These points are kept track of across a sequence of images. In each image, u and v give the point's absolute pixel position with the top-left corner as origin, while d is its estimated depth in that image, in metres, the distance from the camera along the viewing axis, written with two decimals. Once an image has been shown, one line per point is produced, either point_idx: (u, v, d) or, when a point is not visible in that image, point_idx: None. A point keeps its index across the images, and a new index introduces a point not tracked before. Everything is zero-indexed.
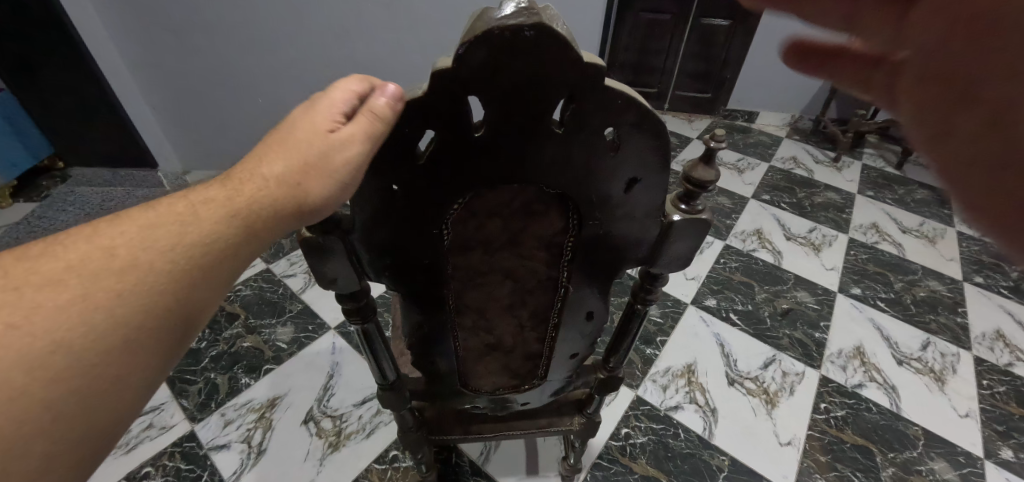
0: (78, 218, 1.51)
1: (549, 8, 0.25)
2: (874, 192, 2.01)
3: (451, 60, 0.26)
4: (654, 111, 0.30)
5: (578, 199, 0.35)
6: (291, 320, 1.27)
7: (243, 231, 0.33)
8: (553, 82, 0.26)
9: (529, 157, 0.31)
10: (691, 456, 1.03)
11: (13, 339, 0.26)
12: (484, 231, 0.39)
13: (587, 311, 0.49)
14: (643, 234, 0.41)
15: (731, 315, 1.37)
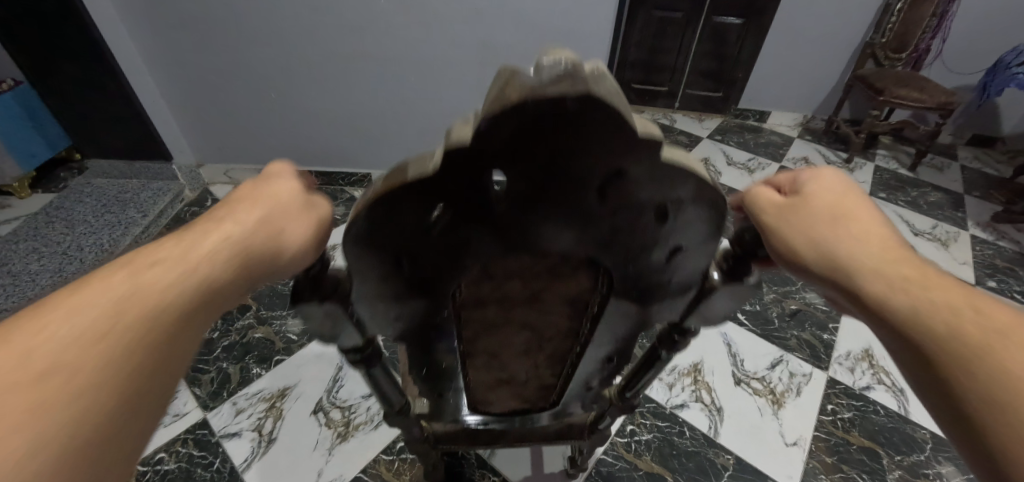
0: (95, 209, 1.54)
1: (596, 64, 0.22)
2: (887, 194, 2.03)
3: (472, 132, 0.23)
4: (704, 180, 0.28)
5: (614, 266, 0.36)
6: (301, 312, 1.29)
7: (208, 292, 0.30)
8: (594, 158, 0.25)
9: (563, 220, 0.30)
10: (696, 454, 1.03)
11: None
12: (503, 289, 0.43)
13: (605, 358, 0.54)
14: (683, 298, 0.42)
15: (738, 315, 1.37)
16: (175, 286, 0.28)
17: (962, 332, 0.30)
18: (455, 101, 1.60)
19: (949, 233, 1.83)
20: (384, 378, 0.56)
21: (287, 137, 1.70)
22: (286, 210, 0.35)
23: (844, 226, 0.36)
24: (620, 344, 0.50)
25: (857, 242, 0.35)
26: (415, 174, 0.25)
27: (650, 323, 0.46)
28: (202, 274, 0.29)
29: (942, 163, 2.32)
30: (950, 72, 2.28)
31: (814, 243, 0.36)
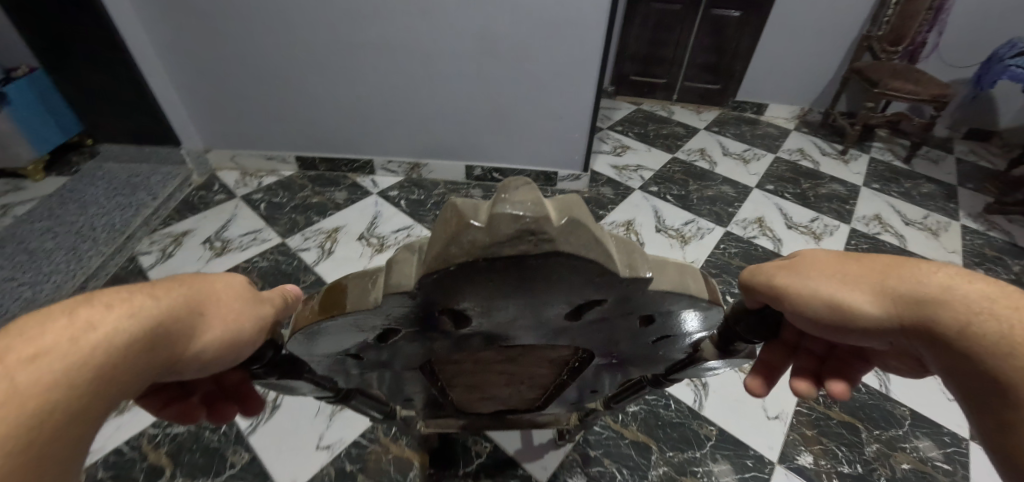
0: (108, 192, 1.59)
1: (573, 197, 0.26)
2: (881, 185, 2.06)
3: (415, 281, 0.28)
4: (682, 294, 0.32)
5: (597, 350, 0.41)
6: (305, 290, 1.34)
7: (102, 383, 0.27)
8: (561, 290, 0.28)
9: (542, 326, 0.34)
10: (681, 424, 1.08)
11: None
12: (486, 354, 0.47)
13: (591, 390, 0.60)
14: (666, 359, 0.47)
15: (728, 297, 1.41)
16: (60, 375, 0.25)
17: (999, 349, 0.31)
18: (455, 92, 1.65)
19: (941, 223, 1.86)
20: (364, 400, 0.64)
21: (292, 125, 1.75)
22: (219, 298, 0.36)
23: (869, 273, 0.37)
24: (594, 383, 0.55)
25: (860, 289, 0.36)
26: (374, 304, 0.30)
27: (630, 373, 0.50)
28: (92, 360, 0.26)
29: (938, 156, 2.34)
30: (947, 66, 2.30)
31: (842, 306, 0.36)
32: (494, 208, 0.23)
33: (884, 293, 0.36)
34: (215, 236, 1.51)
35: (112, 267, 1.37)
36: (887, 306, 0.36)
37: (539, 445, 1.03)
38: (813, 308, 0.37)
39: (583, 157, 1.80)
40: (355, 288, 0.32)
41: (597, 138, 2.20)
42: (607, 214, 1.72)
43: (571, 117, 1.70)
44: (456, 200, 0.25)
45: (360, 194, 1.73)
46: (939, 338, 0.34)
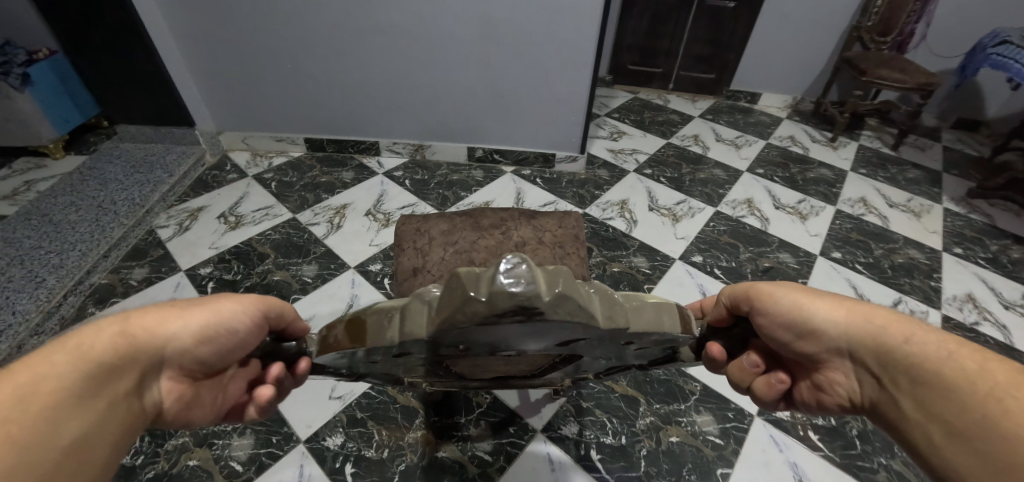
0: (126, 170, 1.66)
1: (557, 269, 0.35)
2: (868, 171, 2.13)
3: (428, 330, 0.37)
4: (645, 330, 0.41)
5: (585, 353, 0.48)
6: (315, 260, 1.41)
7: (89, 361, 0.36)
8: (549, 330, 0.37)
9: (540, 345, 0.43)
10: (667, 380, 1.16)
11: None
12: (488, 361, 0.54)
13: (580, 367, 0.67)
14: (648, 353, 0.52)
15: (715, 269, 1.48)
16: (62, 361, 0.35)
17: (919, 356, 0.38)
18: (457, 77, 1.72)
19: (923, 206, 1.94)
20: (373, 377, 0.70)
21: (301, 108, 1.82)
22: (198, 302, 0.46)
23: (831, 297, 0.46)
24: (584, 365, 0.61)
25: (822, 306, 0.45)
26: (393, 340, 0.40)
27: (625, 360, 0.55)
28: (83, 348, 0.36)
29: (926, 144, 2.42)
30: (934, 55, 2.37)
31: (804, 306, 0.46)
32: (493, 286, 0.32)
33: (843, 307, 0.45)
34: (229, 212, 1.58)
35: (132, 239, 1.45)
36: (837, 315, 0.44)
37: (536, 401, 1.10)
38: (778, 304, 0.48)
39: (580, 139, 1.87)
40: (378, 321, 0.41)
41: (594, 125, 2.27)
42: (602, 194, 1.80)
43: (569, 100, 1.77)
44: (463, 270, 0.34)
45: (367, 174, 1.81)
46: (885, 345, 0.41)
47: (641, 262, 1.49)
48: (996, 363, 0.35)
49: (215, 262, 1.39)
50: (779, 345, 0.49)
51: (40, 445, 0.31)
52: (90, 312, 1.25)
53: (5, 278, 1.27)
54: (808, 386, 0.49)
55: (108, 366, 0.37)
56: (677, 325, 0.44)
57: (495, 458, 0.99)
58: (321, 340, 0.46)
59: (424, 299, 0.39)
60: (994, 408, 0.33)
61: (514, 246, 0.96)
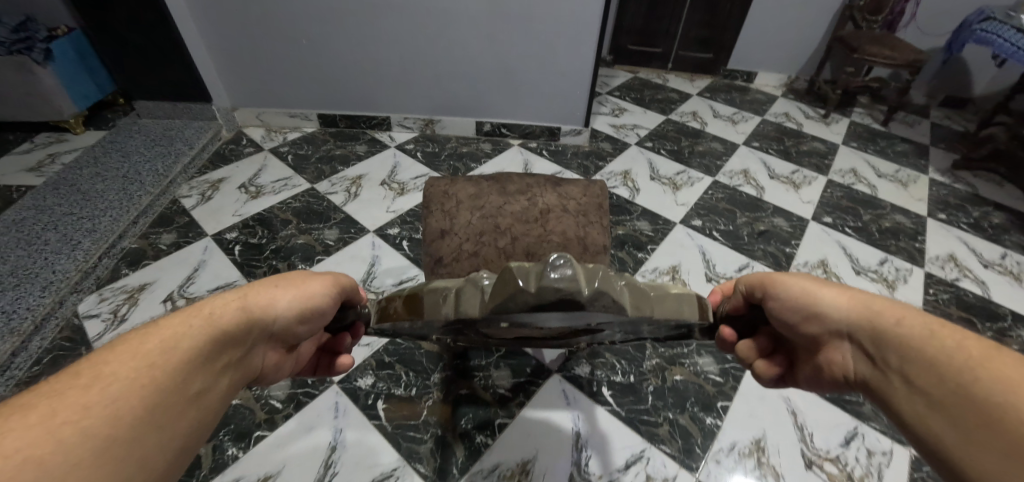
0: (146, 144, 1.72)
1: (596, 268, 0.40)
2: (859, 144, 2.22)
3: (478, 311, 0.43)
4: (670, 316, 0.45)
5: (606, 327, 0.52)
6: (336, 225, 1.48)
7: (224, 323, 0.44)
8: (585, 312, 0.42)
9: (569, 322, 0.47)
10: None
11: (101, 396, 0.31)
12: (511, 333, 0.58)
13: (598, 339, 0.71)
14: (662, 331, 0.56)
15: (714, 232, 1.57)
16: (207, 320, 0.42)
17: (912, 336, 0.43)
18: (467, 52, 1.78)
19: (911, 176, 2.03)
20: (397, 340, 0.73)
21: (314, 84, 1.88)
22: (291, 278, 0.53)
23: (836, 286, 0.52)
24: (606, 336, 0.65)
25: (828, 293, 0.51)
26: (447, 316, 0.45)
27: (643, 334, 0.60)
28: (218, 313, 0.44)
29: (915, 120, 2.51)
30: (923, 33, 2.46)
31: (811, 292, 0.50)
32: (543, 280, 0.38)
33: (846, 295, 0.50)
34: (249, 183, 1.65)
35: (158, 207, 1.51)
36: (840, 301, 0.50)
37: (551, 361, 1.16)
38: (788, 290, 0.52)
39: (584, 113, 1.93)
40: (433, 297, 0.46)
41: (596, 102, 2.34)
42: (606, 165, 1.88)
43: (575, 74, 1.83)
44: (514, 264, 0.40)
45: (379, 148, 1.88)
46: (882, 328, 0.46)
47: (644, 226, 1.57)
48: (971, 340, 0.39)
49: (240, 228, 1.46)
50: (786, 327, 0.54)
51: (204, 389, 0.40)
52: (124, 273, 1.31)
53: (41, 240, 1.32)
54: (812, 368, 0.55)
55: (237, 328, 0.45)
56: (696, 313, 0.47)
57: (516, 394, 1.08)
58: (382, 309, 0.54)
59: (478, 283, 0.44)
60: (967, 376, 0.37)
61: (539, 214, 0.97)
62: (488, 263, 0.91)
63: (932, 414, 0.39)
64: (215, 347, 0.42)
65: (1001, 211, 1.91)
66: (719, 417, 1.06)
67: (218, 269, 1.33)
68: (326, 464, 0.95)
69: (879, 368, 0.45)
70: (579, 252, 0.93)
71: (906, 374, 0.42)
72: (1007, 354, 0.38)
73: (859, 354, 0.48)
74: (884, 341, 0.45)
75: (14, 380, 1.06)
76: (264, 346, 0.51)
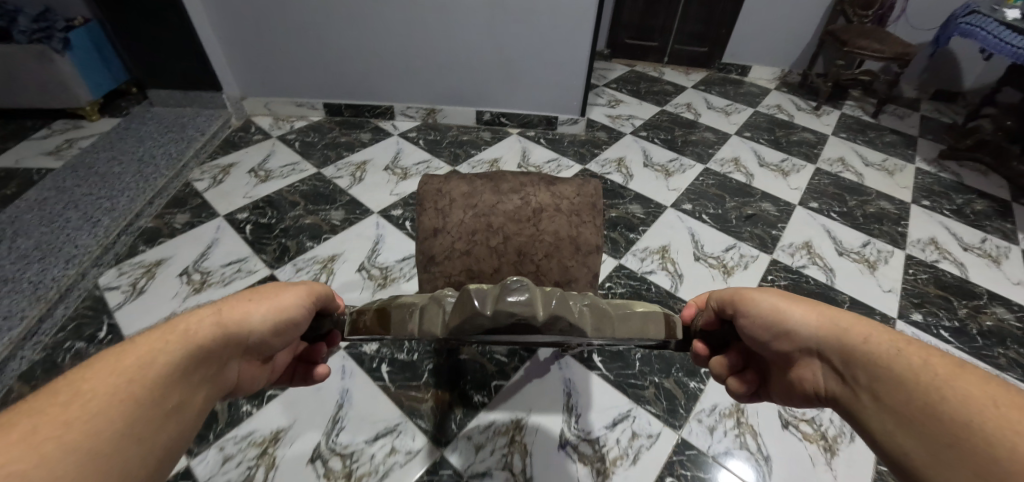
0: (159, 131, 1.79)
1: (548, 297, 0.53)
2: (848, 135, 2.29)
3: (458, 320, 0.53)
4: (620, 333, 0.57)
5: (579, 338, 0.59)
6: (342, 206, 1.55)
7: (197, 339, 0.47)
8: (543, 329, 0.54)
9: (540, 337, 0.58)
10: (660, 301, 1.32)
11: (83, 411, 0.35)
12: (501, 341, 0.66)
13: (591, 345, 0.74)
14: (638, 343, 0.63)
15: (703, 216, 1.64)
16: (182, 338, 0.46)
17: (880, 351, 0.45)
18: (468, 44, 1.85)
19: (897, 165, 2.10)
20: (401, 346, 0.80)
21: (320, 74, 1.95)
22: (264, 292, 0.58)
23: (808, 304, 0.55)
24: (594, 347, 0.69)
25: (798, 311, 0.54)
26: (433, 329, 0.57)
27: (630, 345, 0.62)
28: (192, 330, 0.47)
29: (905, 113, 2.57)
30: (912, 27, 2.52)
31: (781, 309, 0.55)
32: (500, 304, 0.51)
33: (815, 313, 0.54)
34: (258, 167, 1.72)
35: (172, 189, 1.58)
36: (809, 317, 0.53)
37: (545, 360, 1.16)
38: (758, 306, 0.57)
39: (581, 102, 2.00)
40: (405, 313, 0.59)
41: (593, 93, 2.41)
42: (601, 152, 1.95)
43: (571, 65, 1.89)
44: (472, 287, 0.53)
45: (383, 135, 1.95)
46: (850, 344, 0.49)
47: (637, 209, 1.64)
48: (936, 357, 0.41)
49: (250, 209, 1.53)
50: (759, 344, 0.58)
51: (179, 401, 0.43)
52: (141, 249, 1.38)
53: (63, 218, 1.39)
54: (785, 384, 0.58)
55: (209, 343, 0.49)
56: (660, 330, 0.59)
57: (511, 359, 1.16)
58: (352, 323, 0.62)
59: (442, 301, 0.58)
60: (934, 393, 0.39)
61: (531, 213, 0.94)
62: (479, 262, 0.92)
63: (893, 428, 0.40)
64: (189, 362, 0.46)
65: (984, 198, 1.97)
66: (703, 381, 1.13)
67: (231, 246, 1.40)
68: (334, 419, 1.02)
69: (846, 383, 0.48)
70: (571, 252, 0.94)
71: (870, 388, 0.45)
72: (971, 370, 0.39)
73: (827, 369, 0.51)
74: (849, 358, 0.48)
75: (41, 344, 1.13)
76: (237, 360, 0.55)
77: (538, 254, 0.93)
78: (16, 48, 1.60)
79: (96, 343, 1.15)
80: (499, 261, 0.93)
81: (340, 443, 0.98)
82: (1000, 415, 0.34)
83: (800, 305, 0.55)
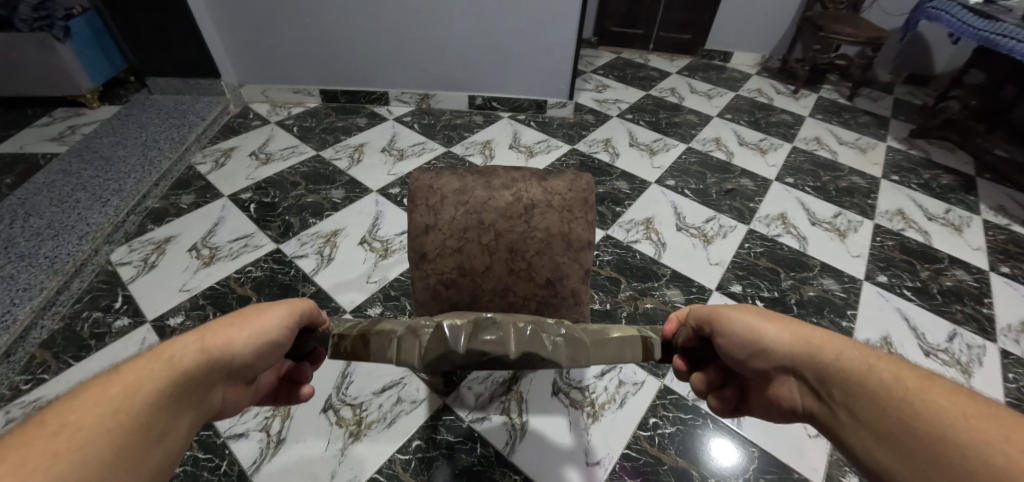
0: (160, 117, 1.84)
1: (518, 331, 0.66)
2: (824, 117, 2.39)
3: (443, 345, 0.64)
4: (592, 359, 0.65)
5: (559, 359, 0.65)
6: (342, 186, 1.62)
7: (184, 364, 0.47)
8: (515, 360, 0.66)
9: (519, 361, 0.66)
10: (644, 266, 1.42)
11: (72, 439, 0.35)
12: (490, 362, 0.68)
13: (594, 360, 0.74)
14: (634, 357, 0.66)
15: (685, 191, 1.74)
16: (166, 364, 0.45)
17: (851, 365, 0.45)
18: (459, 31, 1.91)
19: (869, 144, 2.22)
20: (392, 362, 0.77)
21: (316, 61, 2.01)
22: (245, 313, 0.56)
23: (781, 320, 0.55)
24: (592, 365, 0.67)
25: (770, 329, 0.54)
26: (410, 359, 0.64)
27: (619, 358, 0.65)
28: (177, 356, 0.47)
29: (879, 96, 2.68)
30: (885, 13, 2.63)
31: (754, 327, 0.54)
32: (470, 342, 0.65)
33: (787, 330, 0.53)
34: (258, 151, 1.78)
35: (176, 172, 1.64)
36: (782, 336, 0.53)
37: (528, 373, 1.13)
38: (734, 325, 0.56)
39: (569, 86, 2.08)
40: (380, 339, 0.65)
41: (581, 79, 2.49)
42: (589, 133, 2.04)
43: (559, 51, 1.97)
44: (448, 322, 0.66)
45: (379, 120, 2.02)
46: (821, 358, 0.48)
47: (623, 186, 1.73)
48: (904, 369, 0.41)
49: (254, 189, 1.59)
50: (737, 362, 0.57)
51: (163, 428, 0.42)
52: (150, 228, 1.44)
53: (72, 198, 1.44)
54: (764, 401, 0.56)
55: (194, 368, 0.48)
56: (637, 354, 0.64)
57: None
58: (331, 347, 0.65)
59: (418, 332, 0.65)
60: (902, 406, 0.38)
61: (523, 209, 0.88)
62: (471, 259, 0.88)
63: (869, 442, 0.40)
64: (176, 388, 0.45)
65: (950, 174, 2.09)
66: None
67: (236, 223, 1.46)
68: (343, 374, 1.09)
69: (821, 398, 0.47)
70: (563, 249, 0.89)
71: (844, 402, 0.44)
72: (938, 382, 0.38)
73: (801, 384, 0.50)
74: (821, 372, 0.47)
75: (59, 314, 1.19)
76: (222, 385, 0.53)
77: (529, 252, 0.88)
78: (18, 37, 1.63)
79: (112, 312, 1.21)
80: (490, 258, 0.88)
81: (350, 395, 1.06)
82: (971, 429, 0.33)
83: (773, 321, 0.54)
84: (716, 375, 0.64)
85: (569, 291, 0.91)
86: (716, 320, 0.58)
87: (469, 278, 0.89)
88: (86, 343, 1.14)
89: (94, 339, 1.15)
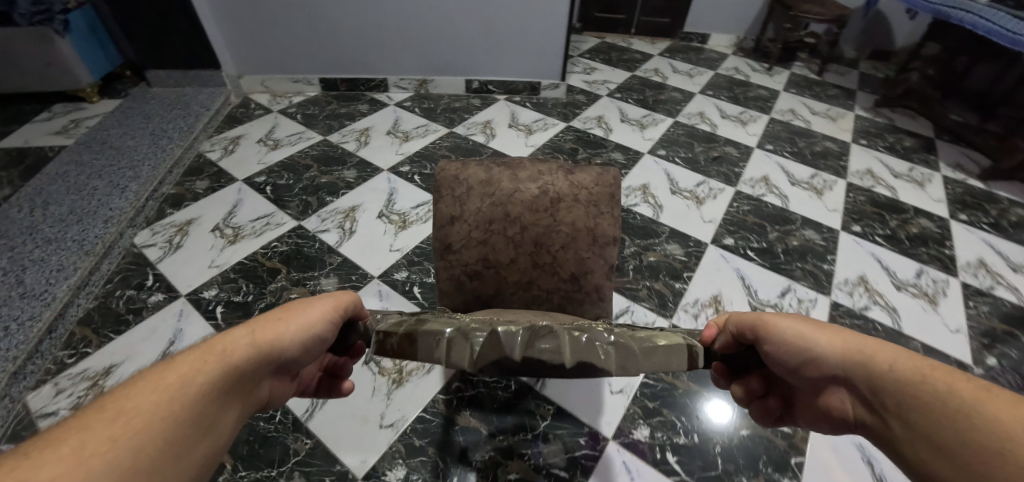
0: (164, 109, 1.86)
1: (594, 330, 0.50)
2: (797, 91, 2.56)
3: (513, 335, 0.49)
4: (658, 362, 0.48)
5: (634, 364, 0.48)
6: (353, 167, 1.69)
7: (234, 356, 0.44)
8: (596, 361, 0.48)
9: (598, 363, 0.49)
10: (644, 225, 1.53)
11: (126, 427, 0.34)
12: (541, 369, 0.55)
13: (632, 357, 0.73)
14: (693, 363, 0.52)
15: (676, 159, 1.86)
16: (217, 356, 0.43)
17: (905, 375, 0.40)
18: (454, 17, 1.99)
19: (839, 113, 2.39)
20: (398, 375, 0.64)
21: (315, 52, 2.06)
22: (292, 307, 0.52)
23: (833, 328, 0.49)
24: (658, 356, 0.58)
25: (821, 338, 0.48)
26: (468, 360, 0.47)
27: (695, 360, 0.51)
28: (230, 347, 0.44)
29: (846, 71, 2.87)
30: None
31: (803, 336, 0.48)
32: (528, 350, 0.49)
33: (839, 338, 0.47)
34: (266, 138, 1.83)
35: (187, 160, 1.67)
36: (835, 346, 0.47)
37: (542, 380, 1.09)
38: (782, 334, 0.50)
39: (561, 68, 2.18)
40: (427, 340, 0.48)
41: (569, 63, 2.59)
42: (582, 112, 2.14)
43: (551, 33, 2.06)
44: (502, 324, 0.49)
45: (380, 106, 2.08)
46: (873, 367, 0.43)
47: (618, 156, 1.85)
48: (966, 382, 0.36)
49: (267, 173, 1.64)
50: (783, 370, 0.51)
51: (209, 424, 0.40)
52: (169, 212, 1.48)
53: (89, 186, 1.47)
54: (810, 411, 0.52)
55: (243, 361, 0.45)
56: (685, 362, 0.50)
57: None
58: (375, 343, 0.49)
59: (470, 336, 0.49)
60: (968, 422, 0.34)
61: (549, 202, 0.91)
62: (496, 253, 0.92)
63: (930, 459, 0.36)
64: (230, 377, 0.43)
65: (912, 137, 2.28)
66: (686, 283, 1.35)
67: (254, 205, 1.51)
68: None
69: (875, 410, 0.42)
70: (588, 244, 0.92)
71: (901, 416, 0.39)
72: (1010, 398, 0.34)
73: (853, 395, 0.45)
74: (877, 383, 0.42)
75: (93, 293, 1.23)
76: (269, 378, 0.51)
77: (555, 246, 0.92)
78: (18, 31, 1.64)
79: (145, 289, 1.25)
80: (516, 251, 0.92)
81: None
82: None
83: (823, 328, 0.48)
84: (759, 383, 0.60)
85: (592, 287, 0.95)
86: (762, 326, 0.52)
87: (493, 271, 0.94)
88: (125, 317, 1.19)
89: (132, 313, 1.20)
